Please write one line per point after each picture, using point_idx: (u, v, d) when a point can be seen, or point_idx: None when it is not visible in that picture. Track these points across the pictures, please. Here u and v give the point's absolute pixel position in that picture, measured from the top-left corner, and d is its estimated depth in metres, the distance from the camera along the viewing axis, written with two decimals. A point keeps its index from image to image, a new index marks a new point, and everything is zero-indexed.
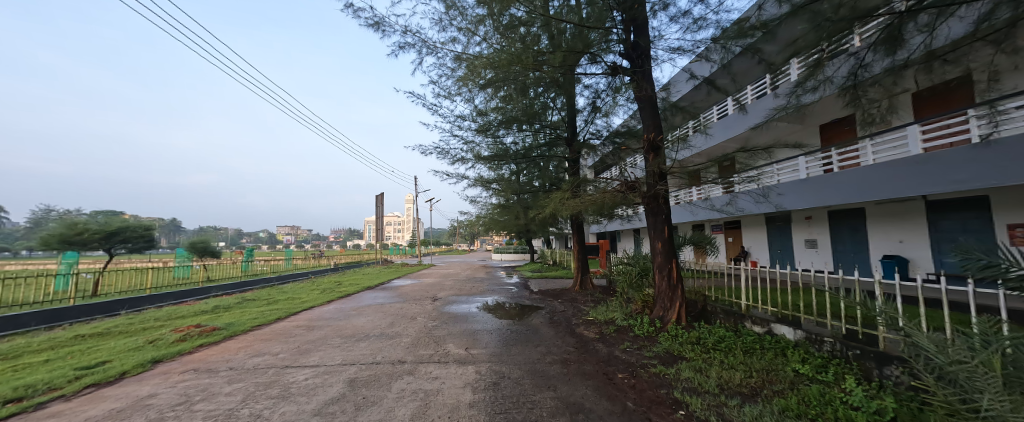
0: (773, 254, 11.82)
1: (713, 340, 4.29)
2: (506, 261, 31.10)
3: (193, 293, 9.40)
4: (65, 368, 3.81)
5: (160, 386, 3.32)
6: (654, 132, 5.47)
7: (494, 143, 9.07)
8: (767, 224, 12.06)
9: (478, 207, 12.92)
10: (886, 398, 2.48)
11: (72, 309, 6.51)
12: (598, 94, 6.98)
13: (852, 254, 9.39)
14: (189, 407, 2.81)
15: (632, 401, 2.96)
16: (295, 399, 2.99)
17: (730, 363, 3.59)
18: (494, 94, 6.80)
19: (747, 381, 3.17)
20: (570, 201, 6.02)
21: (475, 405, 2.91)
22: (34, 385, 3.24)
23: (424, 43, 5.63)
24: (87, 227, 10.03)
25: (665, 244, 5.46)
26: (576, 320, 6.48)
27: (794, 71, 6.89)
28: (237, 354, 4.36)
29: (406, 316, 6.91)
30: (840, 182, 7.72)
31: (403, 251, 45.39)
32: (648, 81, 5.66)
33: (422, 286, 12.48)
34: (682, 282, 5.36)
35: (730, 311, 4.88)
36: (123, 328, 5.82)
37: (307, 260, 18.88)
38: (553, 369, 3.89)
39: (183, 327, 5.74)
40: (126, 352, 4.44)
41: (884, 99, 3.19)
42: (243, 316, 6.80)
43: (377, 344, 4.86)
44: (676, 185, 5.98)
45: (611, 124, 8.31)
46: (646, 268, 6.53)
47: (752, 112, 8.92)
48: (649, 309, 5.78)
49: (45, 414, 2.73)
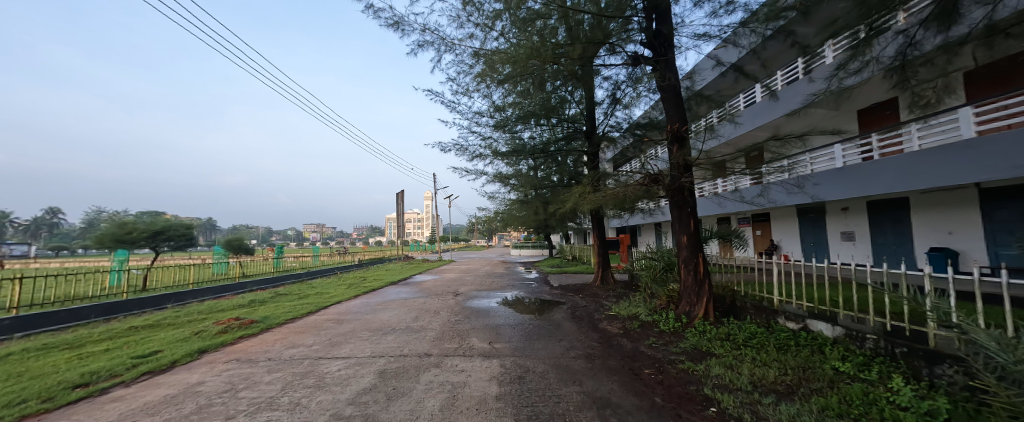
0: (805, 247, 11.34)
1: (744, 337, 4.15)
2: (525, 256, 31.17)
3: (231, 288, 9.94)
4: (123, 356, 4.12)
5: (207, 374, 3.53)
6: (678, 123, 5.32)
7: (511, 138, 9.03)
8: (799, 216, 11.57)
9: (497, 202, 13.10)
10: (939, 398, 2.33)
11: (126, 302, 7.03)
12: (617, 86, 6.85)
13: (895, 246, 8.84)
14: (234, 395, 2.99)
15: (661, 397, 2.91)
16: (330, 388, 3.13)
17: (763, 360, 3.47)
18: (511, 89, 6.83)
19: (782, 379, 3.05)
20: (590, 195, 5.88)
21: (502, 398, 2.95)
22: (98, 372, 3.53)
23: (442, 40, 5.72)
24: (135, 227, 10.79)
25: (690, 238, 5.34)
26: (598, 315, 6.44)
27: (830, 52, 6.51)
28: (275, 346, 4.59)
29: (430, 311, 7.06)
30: (882, 170, 7.24)
31: (425, 248, 46.20)
32: (671, 70, 5.51)
33: (443, 281, 12.71)
34: (709, 276, 5.19)
35: (762, 307, 4.71)
36: (171, 320, 6.26)
37: (333, 257, 19.65)
38: (578, 363, 3.89)
39: (224, 319, 6.06)
40: (175, 342, 4.76)
41: (938, 79, 2.88)
42: (278, 310, 7.13)
43: (403, 338, 4.99)
44: (701, 177, 5.80)
45: (632, 115, 8.14)
46: (672, 263, 6.33)
47: (782, 99, 8.50)
48: (674, 304, 5.68)
49: (109, 398, 2.98)
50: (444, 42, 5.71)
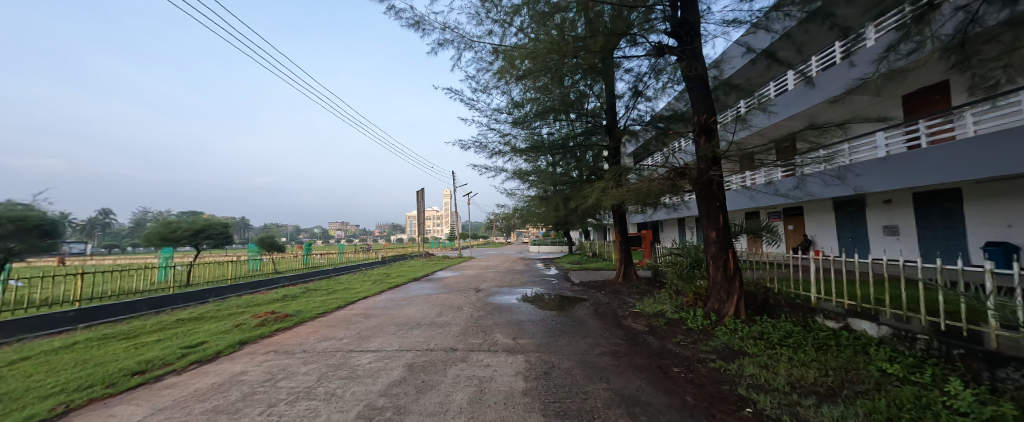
0: (842, 242, 10.76)
1: (779, 336, 3.97)
2: (544, 253, 31.10)
3: (266, 283, 10.47)
4: (174, 346, 4.43)
5: (249, 364, 3.74)
6: (705, 114, 5.13)
7: (530, 134, 8.98)
8: (836, 209, 10.99)
9: (516, 199, 13.13)
10: (1004, 404, 2.14)
11: (173, 296, 7.52)
12: (639, 78, 6.68)
13: (945, 241, 8.23)
14: (274, 384, 3.14)
15: (692, 396, 2.84)
16: (362, 380, 3.24)
17: (801, 360, 3.32)
18: (530, 85, 6.79)
19: (823, 380, 2.91)
20: (612, 190, 5.76)
21: (529, 393, 2.96)
22: (152, 360, 3.81)
23: (462, 38, 5.76)
24: (179, 226, 11.53)
25: (719, 233, 5.17)
26: (622, 312, 6.35)
27: (873, 33, 6.07)
28: (308, 338, 4.79)
29: (453, 306, 7.18)
30: (931, 159, 6.74)
31: (445, 245, 46.95)
32: (698, 59, 5.31)
33: (464, 278, 12.88)
34: (740, 273, 5.01)
35: (797, 305, 4.51)
36: (213, 313, 6.66)
37: (359, 253, 20.31)
38: (604, 360, 3.85)
39: (261, 313, 6.38)
40: (219, 334, 5.07)
41: (1005, 57, 2.62)
42: (309, 304, 7.44)
43: (428, 332, 5.09)
44: (730, 170, 5.61)
45: (655, 107, 7.93)
46: (699, 259, 6.16)
47: (819, 85, 8.02)
48: (702, 302, 5.52)
49: (163, 385, 3.21)
50: (464, 40, 5.74)
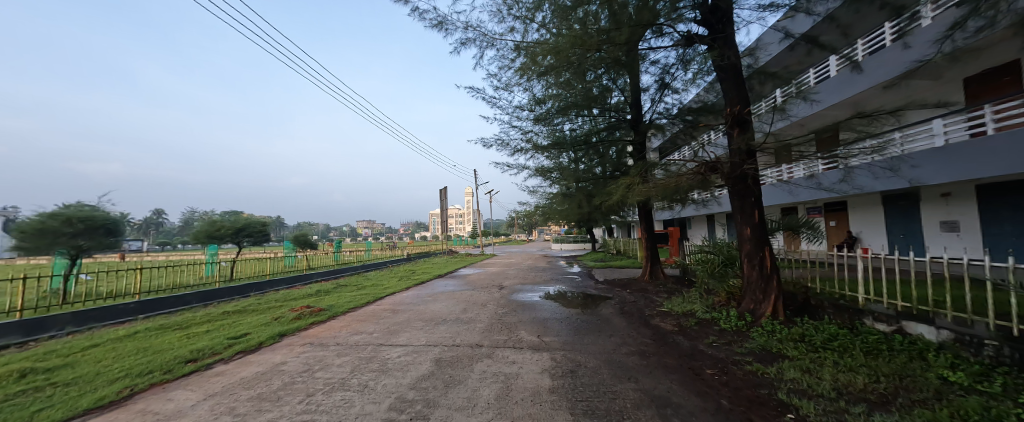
0: (893, 239, 9.97)
1: (822, 339, 3.73)
2: (567, 251, 30.85)
3: (301, 278, 11.03)
4: (221, 337, 4.75)
5: (288, 355, 3.96)
6: (738, 105, 4.90)
7: (552, 131, 8.92)
8: (886, 204, 10.18)
9: (538, 196, 13.10)
10: None
11: (218, 290, 8.06)
12: (666, 70, 6.45)
13: (1013, 237, 7.42)
14: (311, 375, 3.31)
15: (728, 399, 2.73)
16: (393, 373, 3.34)
17: (848, 365, 3.10)
18: (553, 81, 6.73)
19: (874, 387, 2.71)
20: (638, 186, 5.59)
21: (557, 391, 2.95)
22: (203, 349, 4.11)
23: (484, 36, 5.76)
24: (223, 224, 12.35)
25: (755, 230, 4.92)
26: (649, 312, 6.18)
27: (931, 11, 5.55)
28: (341, 332, 5.00)
29: (478, 303, 7.26)
30: (1000, 147, 6.08)
31: (467, 243, 47.57)
32: (730, 48, 5.06)
33: (487, 275, 12.99)
34: (778, 271, 4.75)
35: (842, 306, 4.23)
36: (254, 307, 7.09)
37: (385, 250, 20.95)
38: (631, 360, 3.77)
39: (297, 307, 6.72)
40: (260, 326, 5.39)
41: None
42: (340, 299, 7.77)
43: (454, 329, 5.17)
44: (765, 163, 5.33)
45: (683, 100, 7.65)
46: (732, 257, 5.92)
47: (867, 70, 7.43)
48: (736, 302, 5.27)
49: (213, 372, 3.45)
50: (486, 38, 5.74)
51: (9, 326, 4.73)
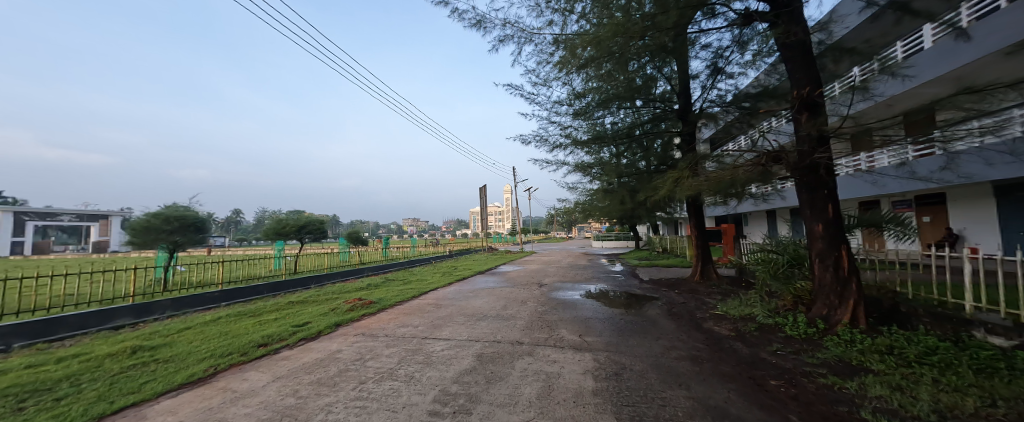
0: (1010, 237, 8.33)
1: (917, 352, 3.20)
2: (609, 249, 29.84)
3: (353, 272, 11.84)
4: (287, 324, 5.26)
5: (343, 344, 4.25)
6: (808, 86, 4.36)
7: (593, 125, 8.63)
8: (1001, 195, 8.53)
9: (578, 193, 12.80)
10: None
11: (285, 282, 8.93)
12: (720, 53, 5.92)
13: None
14: (363, 363, 3.52)
15: (797, 415, 2.44)
16: (437, 366, 3.45)
17: (953, 385, 2.63)
18: (592, 74, 6.51)
19: (989, 412, 2.26)
20: (687, 181, 5.22)
21: (600, 394, 2.85)
22: (273, 335, 4.58)
23: (522, 31, 5.70)
24: (288, 222, 13.63)
25: (828, 227, 4.36)
26: (701, 314, 5.76)
27: None
28: (389, 324, 5.27)
29: (518, 300, 7.28)
30: None
31: (506, 241, 47.96)
32: (797, 23, 4.51)
33: (527, 272, 12.98)
34: (857, 274, 4.17)
35: (943, 315, 3.61)
36: (314, 298, 7.74)
37: (429, 247, 21.80)
38: (682, 365, 3.53)
39: (351, 300, 7.22)
40: (319, 315, 5.88)
41: None
42: (389, 293, 8.22)
43: (495, 325, 5.23)
44: (841, 151, 4.71)
45: (739, 85, 7.01)
46: (799, 257, 5.31)
47: (978, 36, 6.24)
48: (805, 307, 4.72)
49: (280, 356, 3.82)
50: (524, 33, 5.69)
51: (125, 309, 5.61)
